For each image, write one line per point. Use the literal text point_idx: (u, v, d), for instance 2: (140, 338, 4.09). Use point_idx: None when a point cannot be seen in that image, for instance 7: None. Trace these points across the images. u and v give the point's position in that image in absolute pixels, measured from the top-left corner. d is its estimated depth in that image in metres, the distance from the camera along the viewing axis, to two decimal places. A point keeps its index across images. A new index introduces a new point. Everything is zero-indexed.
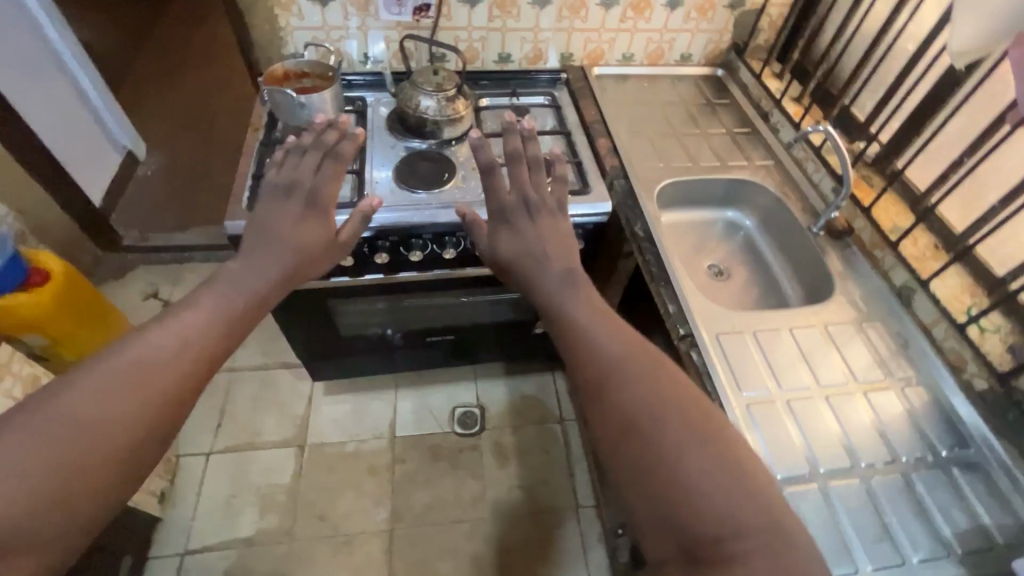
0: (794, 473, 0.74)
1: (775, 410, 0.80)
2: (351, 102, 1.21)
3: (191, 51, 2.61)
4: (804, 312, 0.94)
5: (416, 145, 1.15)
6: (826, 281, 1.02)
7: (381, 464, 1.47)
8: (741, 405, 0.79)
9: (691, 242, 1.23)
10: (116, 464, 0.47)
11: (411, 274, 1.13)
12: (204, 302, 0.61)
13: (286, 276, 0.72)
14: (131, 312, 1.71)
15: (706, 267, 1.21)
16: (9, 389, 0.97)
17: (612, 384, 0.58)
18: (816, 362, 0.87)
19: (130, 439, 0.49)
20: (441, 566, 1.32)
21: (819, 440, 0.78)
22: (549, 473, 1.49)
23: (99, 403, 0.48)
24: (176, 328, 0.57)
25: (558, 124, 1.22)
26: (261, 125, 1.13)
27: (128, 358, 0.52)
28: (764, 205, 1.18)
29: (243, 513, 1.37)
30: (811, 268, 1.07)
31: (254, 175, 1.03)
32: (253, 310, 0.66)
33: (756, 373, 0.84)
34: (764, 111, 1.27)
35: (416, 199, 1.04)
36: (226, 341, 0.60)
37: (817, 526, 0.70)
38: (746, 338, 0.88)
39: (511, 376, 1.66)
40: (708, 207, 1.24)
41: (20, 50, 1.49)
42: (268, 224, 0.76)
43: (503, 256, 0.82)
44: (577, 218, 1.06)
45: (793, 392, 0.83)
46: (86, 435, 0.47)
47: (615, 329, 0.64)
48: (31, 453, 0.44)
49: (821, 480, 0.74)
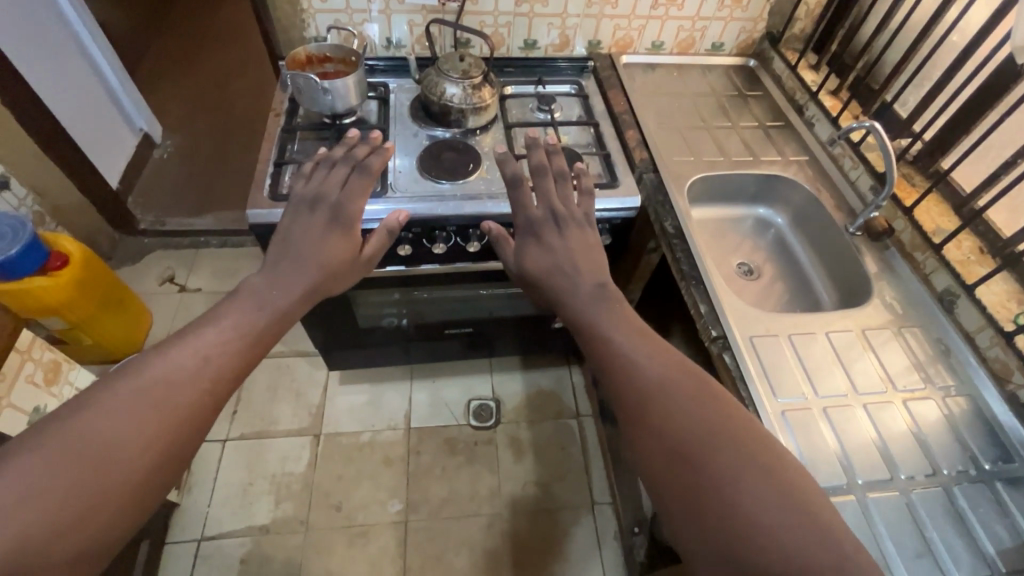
0: (831, 484, 0.71)
1: (812, 418, 0.77)
2: (374, 88, 1.18)
3: (206, 31, 2.58)
4: (841, 315, 0.91)
5: (439, 133, 1.12)
6: (863, 283, 0.98)
7: (397, 455, 1.46)
8: (777, 410, 0.77)
9: (719, 239, 1.19)
10: (135, 483, 0.48)
11: (434, 266, 1.10)
12: (226, 317, 0.62)
13: (313, 291, 0.71)
14: (147, 297, 1.71)
15: (735, 265, 1.18)
16: (31, 375, 0.97)
17: (655, 410, 0.57)
18: (854, 368, 0.84)
19: (150, 457, 0.49)
20: (456, 559, 1.32)
21: (857, 450, 0.75)
22: (565, 468, 1.48)
23: (121, 421, 0.49)
24: (196, 344, 0.57)
25: (585, 114, 1.19)
26: (282, 111, 1.10)
27: (151, 375, 0.53)
28: (798, 203, 1.14)
29: (259, 501, 1.37)
30: (847, 269, 1.03)
31: (276, 162, 1.01)
32: (275, 326, 0.65)
33: (792, 379, 0.81)
34: (799, 104, 1.23)
35: (441, 190, 1.01)
36: (246, 354, 0.60)
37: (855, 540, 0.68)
38: (781, 342, 0.86)
39: (527, 370, 1.64)
40: (738, 204, 1.21)
41: (37, 30, 1.46)
42: (293, 238, 0.74)
43: (530, 269, 0.80)
44: (604, 213, 1.02)
45: (830, 399, 0.80)
46: (107, 454, 0.47)
47: (654, 350, 0.63)
48: (55, 472, 0.45)
49: (859, 492, 0.71)
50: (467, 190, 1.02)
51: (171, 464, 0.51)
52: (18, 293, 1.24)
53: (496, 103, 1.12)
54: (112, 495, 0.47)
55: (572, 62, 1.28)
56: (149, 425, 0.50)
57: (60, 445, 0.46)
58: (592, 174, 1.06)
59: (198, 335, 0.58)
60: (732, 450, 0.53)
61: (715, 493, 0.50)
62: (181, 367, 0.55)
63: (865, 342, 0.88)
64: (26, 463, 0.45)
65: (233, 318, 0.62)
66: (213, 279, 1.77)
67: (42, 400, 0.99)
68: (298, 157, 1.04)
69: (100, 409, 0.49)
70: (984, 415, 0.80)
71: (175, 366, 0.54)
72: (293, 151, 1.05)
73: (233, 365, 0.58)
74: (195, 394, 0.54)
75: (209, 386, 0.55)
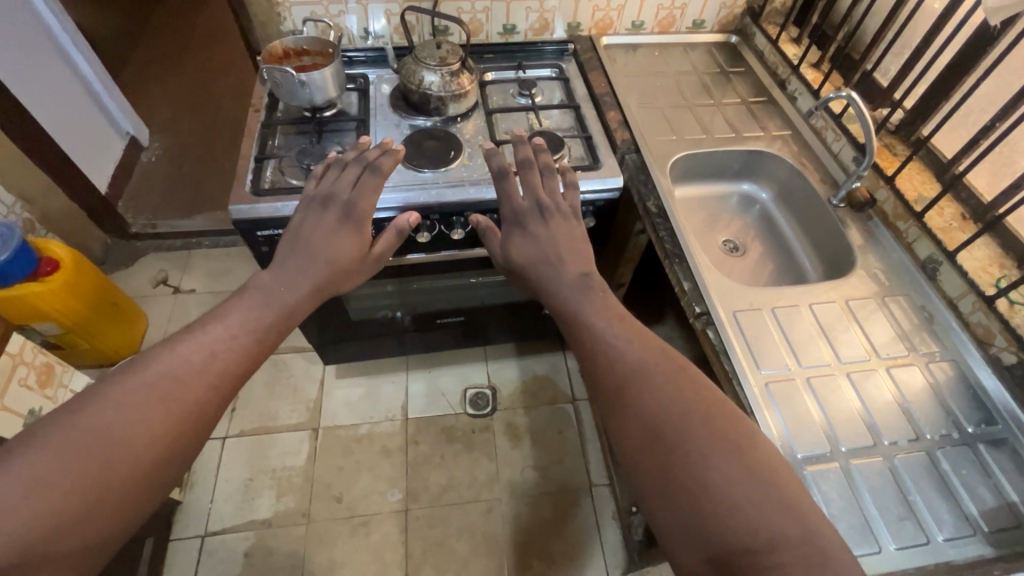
0: (815, 453, 0.72)
1: (795, 388, 0.78)
2: (353, 80, 1.18)
3: (189, 33, 2.57)
4: (825, 286, 0.91)
5: (420, 123, 1.12)
6: (846, 253, 0.99)
7: (395, 445, 1.48)
8: (760, 383, 0.78)
9: (705, 218, 1.19)
10: (139, 475, 0.49)
11: (421, 256, 1.11)
12: (228, 314, 0.62)
13: (319, 289, 0.71)
14: (142, 299, 1.71)
15: (721, 243, 1.18)
16: (25, 378, 0.98)
17: (631, 400, 0.58)
18: (837, 338, 0.85)
19: (154, 451, 0.50)
20: (457, 545, 1.34)
21: (841, 418, 0.76)
22: (563, 452, 1.49)
23: (125, 414, 0.50)
24: (198, 339, 0.58)
25: (566, 97, 1.18)
26: (261, 107, 1.10)
27: (155, 370, 0.53)
28: (782, 177, 1.14)
29: (260, 495, 1.39)
30: (831, 241, 1.04)
31: (257, 158, 1.01)
32: (280, 324, 0.65)
33: (776, 353, 0.82)
34: (781, 78, 1.22)
35: (422, 178, 1.01)
36: (250, 351, 0.61)
37: (838, 506, 0.68)
38: (764, 315, 0.86)
39: (521, 356, 1.65)
40: (723, 181, 1.20)
41: (18, 38, 1.46)
42: (304, 235, 0.74)
43: (515, 261, 0.79)
44: (588, 194, 1.02)
45: (813, 369, 0.81)
46: (111, 446, 0.48)
47: (637, 336, 0.64)
48: (60, 463, 0.46)
49: (842, 460, 0.72)
50: (450, 178, 1.02)
51: (176, 457, 0.52)
52: (11, 299, 1.24)
53: (476, 90, 1.11)
54: (117, 485, 0.47)
55: (552, 46, 1.27)
56: (154, 419, 0.51)
57: (65, 437, 0.47)
58: (574, 158, 1.06)
59: (198, 330, 0.59)
60: (712, 429, 0.54)
61: (689, 473, 0.51)
62: (185, 362, 0.55)
63: (849, 313, 0.89)
64: (32, 455, 0.46)
65: (233, 314, 0.62)
66: (207, 279, 1.78)
67: (38, 402, 1.00)
68: (280, 152, 1.04)
69: (104, 402, 0.50)
70: (969, 384, 0.80)
71: (179, 361, 0.55)
72: (275, 147, 1.05)
73: (236, 361, 0.59)
74: (197, 391, 0.54)
75: (213, 380, 0.56)
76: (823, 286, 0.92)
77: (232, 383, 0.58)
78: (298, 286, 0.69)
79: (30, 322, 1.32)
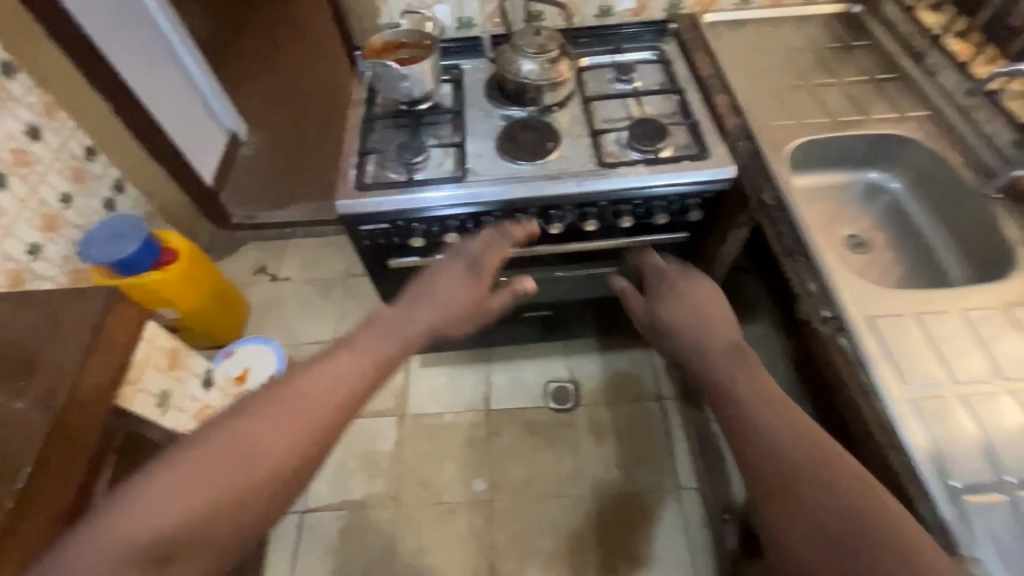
0: (977, 481, 0.64)
1: (948, 404, 0.69)
2: (447, 72, 1.17)
3: (281, 31, 2.69)
4: (979, 289, 0.80)
5: (515, 112, 1.09)
6: (1002, 251, 0.87)
7: (479, 436, 1.49)
8: (907, 398, 0.70)
9: (824, 209, 1.09)
10: (251, 512, 0.45)
11: (516, 250, 1.09)
12: (354, 341, 0.57)
13: (435, 328, 0.64)
14: (244, 286, 1.83)
15: (843, 237, 1.08)
16: (156, 361, 1.06)
17: (772, 429, 0.52)
18: (997, 348, 0.75)
19: (269, 487, 0.46)
20: (541, 540, 1.34)
21: (1008, 442, 0.66)
22: (649, 451, 1.44)
23: (250, 443, 0.46)
24: (325, 363, 0.54)
25: (668, 81, 1.12)
26: (361, 101, 1.12)
27: (284, 394, 0.50)
28: (918, 164, 1.02)
29: (353, 477, 1.45)
30: (980, 237, 0.91)
31: (360, 152, 1.03)
32: (400, 361, 0.59)
33: (925, 367, 0.73)
34: (917, 51, 1.08)
35: (520, 170, 0.99)
36: (372, 384, 0.55)
37: (1010, 544, 0.60)
38: (906, 321, 0.77)
39: (604, 351, 1.61)
40: (847, 169, 1.09)
41: (138, 41, 1.59)
42: (422, 279, 0.69)
43: (665, 318, 0.69)
44: (695, 185, 0.96)
45: (970, 384, 0.71)
46: (231, 476, 0.45)
47: (793, 403, 0.55)
48: (180, 487, 0.43)
49: (1012, 492, 0.63)
50: (548, 170, 0.99)
51: (286, 497, 0.47)
52: (138, 286, 1.36)
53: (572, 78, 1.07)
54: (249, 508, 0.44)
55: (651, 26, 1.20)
56: (285, 439, 0.47)
57: (193, 459, 0.45)
58: (679, 146, 1.01)
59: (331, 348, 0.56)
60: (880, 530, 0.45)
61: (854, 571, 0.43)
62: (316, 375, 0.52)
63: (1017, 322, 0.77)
64: (157, 472, 0.43)
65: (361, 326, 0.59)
66: (301, 268, 1.87)
67: (167, 384, 1.09)
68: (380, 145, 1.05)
69: (232, 426, 0.47)
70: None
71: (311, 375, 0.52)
72: (375, 141, 1.06)
73: (357, 395, 0.53)
74: (328, 408, 0.50)
75: (343, 398, 0.52)
76: (979, 291, 0.80)
77: (349, 418, 0.52)
78: (428, 310, 0.65)
79: (154, 307, 1.44)
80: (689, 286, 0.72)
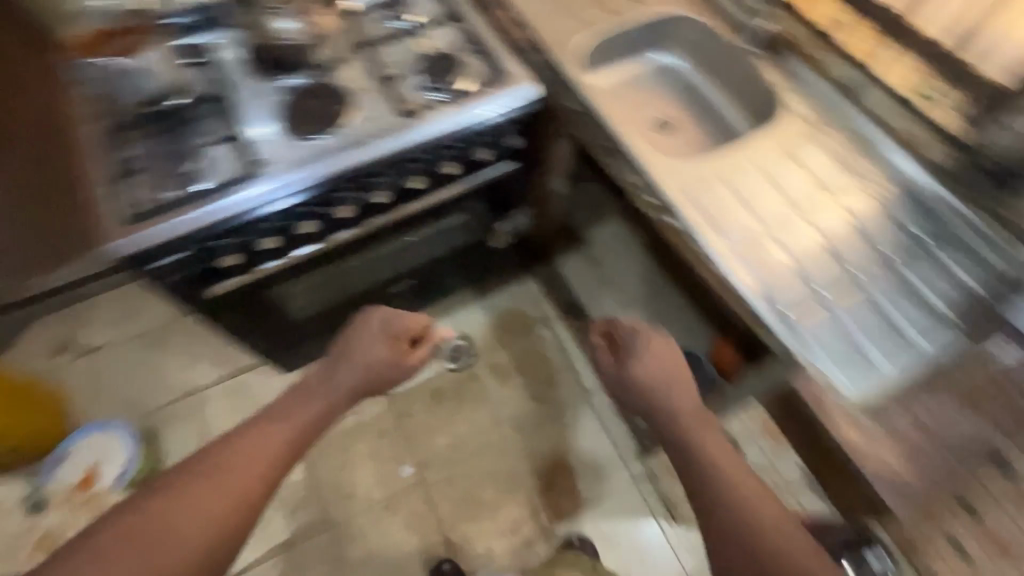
0: (799, 304, 0.77)
1: (761, 245, 0.80)
2: (190, 53, 0.97)
3: None
4: (762, 135, 0.90)
5: (290, 82, 0.95)
6: (770, 97, 0.98)
7: (389, 424, 1.44)
8: (733, 255, 0.79)
9: (627, 101, 1.12)
10: (194, 552, 0.65)
11: (351, 233, 1.00)
12: (286, 413, 0.81)
13: (355, 391, 0.90)
14: (47, 374, 1.50)
15: (649, 121, 1.12)
16: None
17: (714, 460, 0.75)
18: (785, 181, 0.86)
19: (207, 527, 0.67)
20: (483, 492, 1.37)
21: (812, 262, 0.80)
22: (551, 371, 1.51)
23: (186, 517, 0.66)
24: (261, 429, 0.77)
25: (445, 7, 1.04)
26: (89, 117, 0.90)
27: (221, 458, 0.73)
28: (691, 38, 1.08)
29: (271, 521, 1.33)
30: (752, 89, 1.02)
31: (113, 180, 0.84)
32: (322, 416, 0.84)
33: (739, 221, 0.82)
34: None
35: (318, 147, 0.89)
36: (290, 442, 0.78)
37: (832, 344, 0.76)
38: (715, 184, 0.85)
39: (482, 296, 1.60)
40: (632, 58, 1.12)
41: None
42: (350, 345, 0.93)
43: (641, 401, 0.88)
44: (504, 113, 0.95)
45: (775, 222, 0.82)
46: (175, 529, 0.65)
47: (691, 395, 0.86)
48: (138, 544, 0.64)
49: (826, 304, 0.78)
50: (350, 139, 0.90)
51: (221, 535, 0.67)
52: None
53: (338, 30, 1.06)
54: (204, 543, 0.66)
55: None
56: (225, 475, 0.71)
57: (131, 522, 0.65)
58: (479, 77, 0.96)
59: (263, 422, 0.79)
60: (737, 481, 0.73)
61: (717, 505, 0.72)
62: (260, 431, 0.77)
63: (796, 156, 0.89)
64: (112, 534, 0.64)
65: (278, 406, 0.82)
66: (112, 327, 1.56)
67: None
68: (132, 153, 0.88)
69: (168, 496, 0.68)
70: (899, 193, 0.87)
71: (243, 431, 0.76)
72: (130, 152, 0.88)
73: (274, 453, 0.76)
74: (250, 477, 0.72)
75: (258, 471, 0.73)
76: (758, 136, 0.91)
77: (275, 467, 0.75)
78: (342, 381, 0.88)
79: None
80: (650, 339, 0.92)
